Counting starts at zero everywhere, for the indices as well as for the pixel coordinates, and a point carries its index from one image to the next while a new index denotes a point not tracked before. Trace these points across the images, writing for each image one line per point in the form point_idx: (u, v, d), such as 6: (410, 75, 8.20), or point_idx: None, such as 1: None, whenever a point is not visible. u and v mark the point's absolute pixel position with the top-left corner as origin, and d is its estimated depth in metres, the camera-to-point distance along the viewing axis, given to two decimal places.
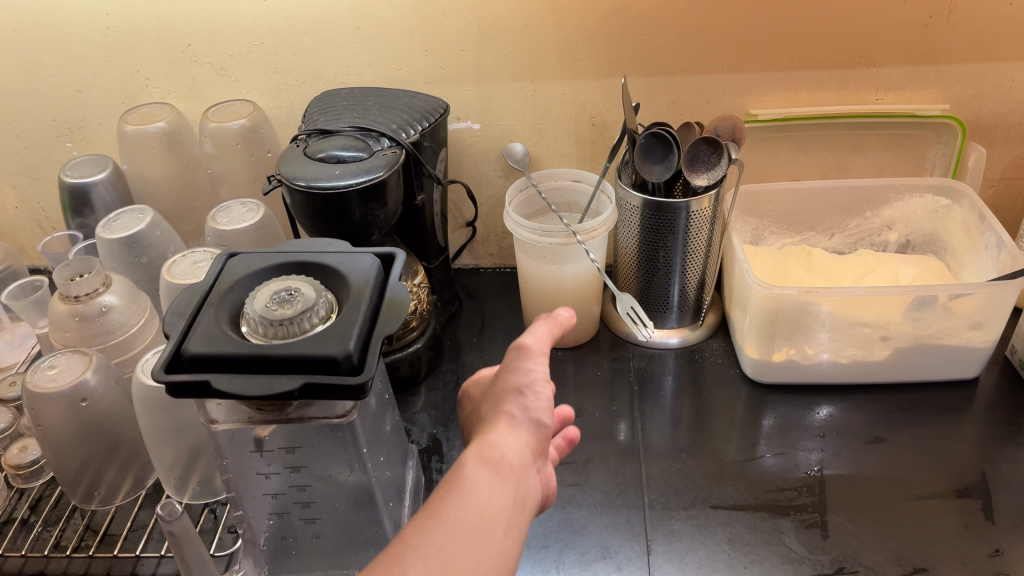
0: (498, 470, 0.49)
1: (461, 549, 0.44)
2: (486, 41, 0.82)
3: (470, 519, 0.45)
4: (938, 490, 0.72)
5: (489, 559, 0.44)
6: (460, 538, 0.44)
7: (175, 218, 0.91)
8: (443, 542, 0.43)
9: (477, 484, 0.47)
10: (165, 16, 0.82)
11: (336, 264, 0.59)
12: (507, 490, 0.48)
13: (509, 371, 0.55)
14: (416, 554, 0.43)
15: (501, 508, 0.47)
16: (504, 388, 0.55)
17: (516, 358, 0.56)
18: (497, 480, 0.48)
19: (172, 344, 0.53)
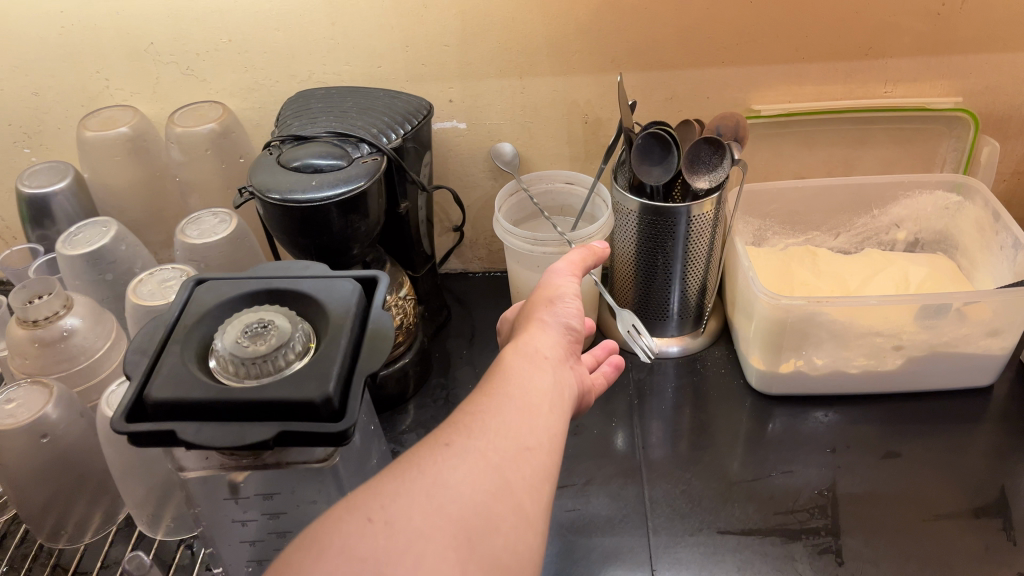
0: (543, 356, 0.53)
1: (516, 412, 0.47)
2: (470, 36, 0.76)
3: (523, 389, 0.49)
4: (956, 509, 0.68)
5: (543, 425, 0.47)
6: (515, 406, 0.47)
7: (143, 228, 0.85)
8: (499, 409, 0.47)
9: (524, 366, 0.51)
10: (124, 13, 0.76)
11: (313, 291, 0.54)
12: (549, 374, 0.51)
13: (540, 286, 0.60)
14: (476, 419, 0.46)
15: (547, 388, 0.50)
16: (536, 300, 0.59)
17: (546, 278, 0.61)
18: (541, 365, 0.52)
19: (133, 389, 0.48)
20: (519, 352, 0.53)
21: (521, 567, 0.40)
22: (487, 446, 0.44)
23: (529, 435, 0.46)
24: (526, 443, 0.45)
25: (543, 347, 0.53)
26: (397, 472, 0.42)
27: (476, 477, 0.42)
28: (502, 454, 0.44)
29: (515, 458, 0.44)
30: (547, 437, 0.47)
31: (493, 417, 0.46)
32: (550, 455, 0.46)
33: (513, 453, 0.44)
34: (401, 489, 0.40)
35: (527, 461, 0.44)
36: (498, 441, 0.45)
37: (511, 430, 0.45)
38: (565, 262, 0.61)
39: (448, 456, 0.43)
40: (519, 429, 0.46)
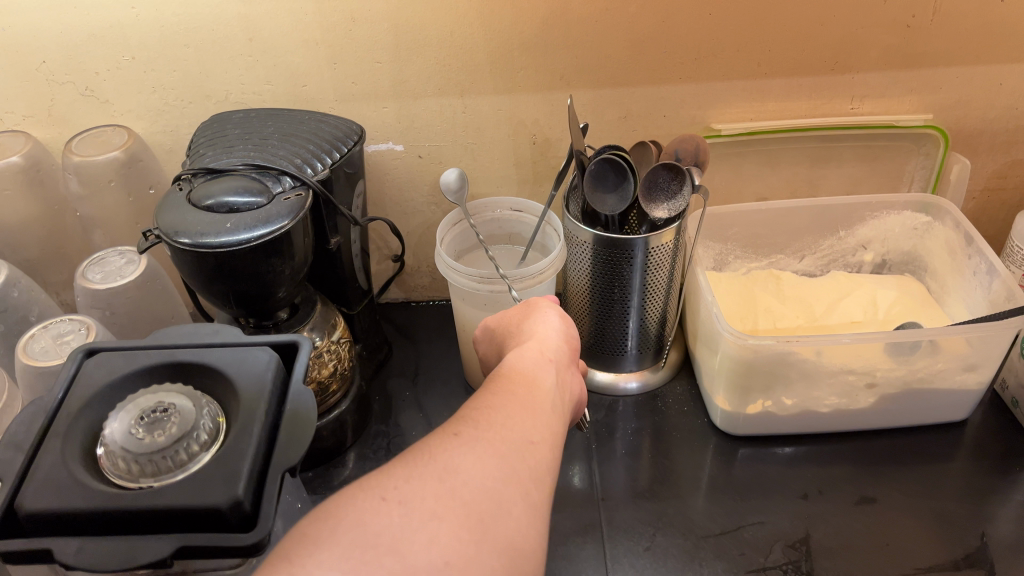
0: (547, 356, 0.52)
1: (524, 404, 0.46)
2: (405, 52, 0.69)
3: (528, 383, 0.49)
4: (937, 560, 0.64)
5: (547, 420, 0.47)
6: (523, 401, 0.47)
7: (43, 266, 0.76)
8: (506, 403, 0.46)
9: (529, 364, 0.51)
10: (9, 28, 0.67)
11: (223, 364, 0.47)
12: (550, 374, 0.51)
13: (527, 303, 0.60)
14: (484, 413, 0.45)
15: (549, 387, 0.49)
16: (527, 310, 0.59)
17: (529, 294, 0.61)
18: (542, 365, 0.51)
19: (2, 497, 0.40)
20: (521, 353, 0.52)
21: (529, 555, 0.39)
22: (495, 433, 0.44)
23: (534, 429, 0.45)
24: (531, 435, 0.44)
25: (547, 348, 0.53)
26: (403, 462, 0.41)
27: (487, 464, 0.41)
28: (509, 444, 0.43)
29: (523, 448, 0.43)
30: (551, 429, 0.46)
31: (502, 406, 0.46)
32: (552, 451, 0.45)
33: (520, 444, 0.43)
34: (409, 478, 0.39)
35: (534, 453, 0.44)
36: (507, 430, 0.44)
37: (518, 424, 0.45)
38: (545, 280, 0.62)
39: (456, 446, 0.42)
40: (526, 422, 0.45)
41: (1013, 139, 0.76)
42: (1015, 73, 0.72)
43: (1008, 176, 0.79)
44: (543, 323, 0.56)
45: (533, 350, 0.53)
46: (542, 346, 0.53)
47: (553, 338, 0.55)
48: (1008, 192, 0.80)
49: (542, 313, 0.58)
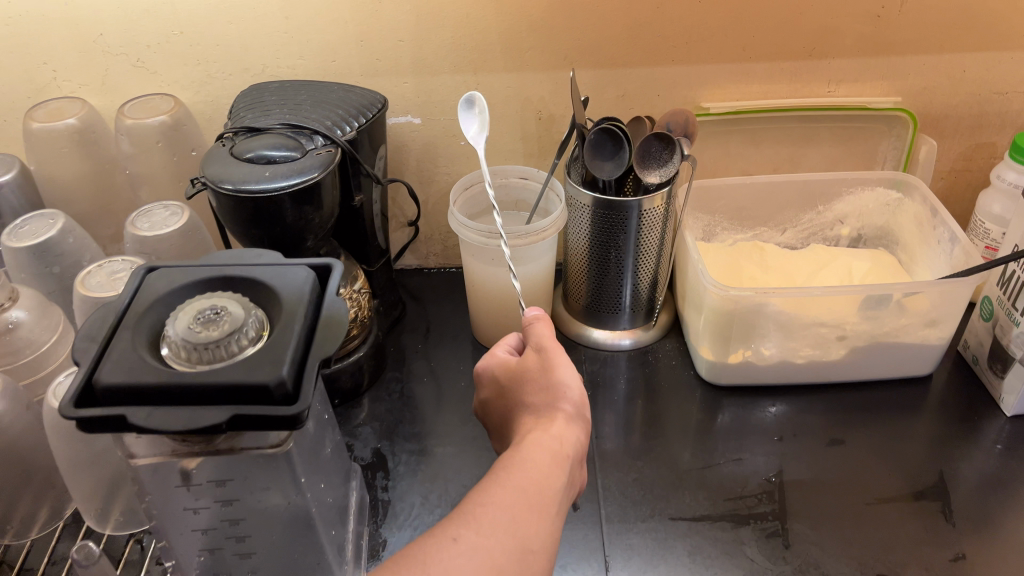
0: (558, 449, 0.53)
1: (525, 507, 0.48)
2: (425, 31, 0.77)
3: (533, 484, 0.50)
4: (896, 493, 0.71)
5: (546, 525, 0.48)
6: (525, 502, 0.49)
7: (92, 222, 0.84)
8: (507, 505, 0.48)
9: (535, 456, 0.52)
10: (73, 3, 0.75)
11: (267, 278, 0.54)
12: (559, 470, 0.52)
13: (539, 369, 0.58)
14: (485, 513, 0.47)
15: (555, 486, 0.50)
16: (538, 378, 0.58)
17: (540, 357, 0.59)
18: (554, 460, 0.52)
19: (82, 373, 0.48)
20: (528, 441, 0.53)
21: None
22: (489, 543, 0.46)
23: (529, 538, 0.47)
24: (526, 547, 0.46)
25: (562, 442, 0.53)
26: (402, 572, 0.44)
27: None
28: (507, 555, 0.45)
29: (515, 562, 0.45)
30: (547, 538, 0.48)
31: (502, 509, 0.48)
32: (546, 559, 0.47)
33: (511, 556, 0.46)
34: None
35: (533, 565, 0.46)
36: (501, 544, 0.46)
37: (518, 530, 0.47)
38: (555, 343, 0.59)
39: (456, 558, 0.44)
40: (528, 529, 0.47)
41: (976, 124, 0.84)
42: (976, 62, 0.79)
43: (973, 158, 0.86)
44: (556, 403, 0.56)
45: (542, 438, 0.53)
46: (548, 430, 0.54)
47: (562, 421, 0.55)
48: (974, 173, 0.87)
49: (553, 385, 0.57)
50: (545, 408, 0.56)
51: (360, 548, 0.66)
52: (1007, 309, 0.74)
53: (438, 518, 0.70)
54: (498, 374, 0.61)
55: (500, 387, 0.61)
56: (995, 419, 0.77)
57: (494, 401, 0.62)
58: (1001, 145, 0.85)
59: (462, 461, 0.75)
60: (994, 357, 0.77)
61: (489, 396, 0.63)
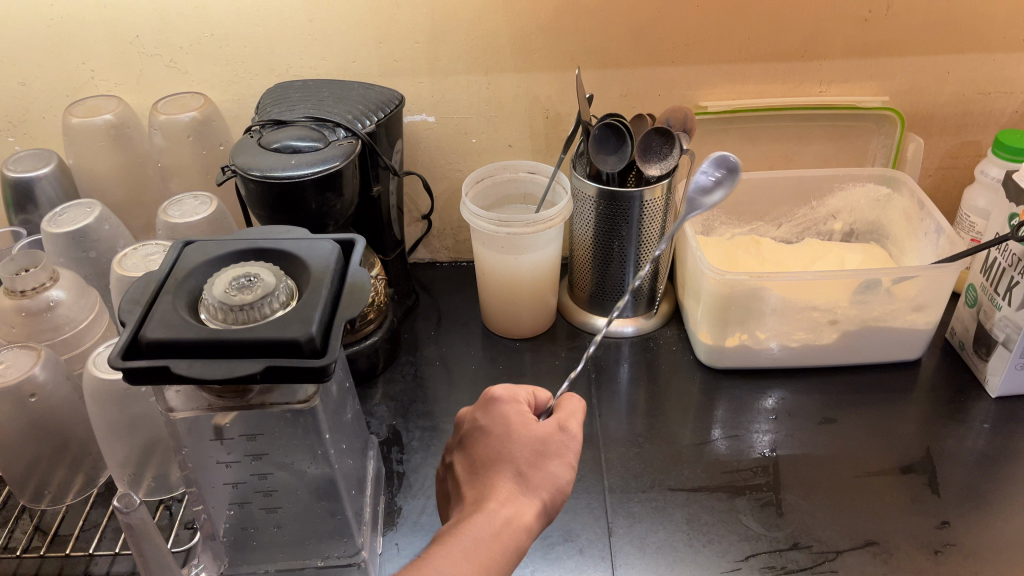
0: (518, 530, 0.53)
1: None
2: (440, 33, 0.82)
3: (482, 563, 0.50)
4: (885, 466, 0.74)
5: None
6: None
7: (123, 213, 0.89)
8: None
9: (500, 538, 0.52)
10: (112, 7, 0.80)
11: (296, 250, 0.59)
12: (511, 553, 0.52)
13: (541, 448, 0.57)
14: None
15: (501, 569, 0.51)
16: (537, 456, 0.57)
17: (551, 436, 0.58)
18: (510, 541, 0.52)
19: (128, 330, 0.52)
20: (498, 516, 0.53)
21: None
22: None
23: None
24: None
25: (525, 524, 0.53)
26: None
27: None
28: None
29: None
30: None
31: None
32: None
33: None
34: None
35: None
36: None
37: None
38: (575, 435, 0.58)
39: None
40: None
41: (960, 123, 0.89)
42: (958, 63, 0.84)
43: (958, 156, 0.92)
44: (542, 491, 0.55)
45: (514, 519, 0.53)
46: (521, 511, 0.54)
47: (539, 507, 0.54)
48: (960, 170, 0.93)
49: (549, 468, 0.56)
50: (527, 486, 0.55)
51: (377, 514, 0.70)
52: (989, 295, 0.78)
53: None
54: (497, 419, 0.59)
55: (492, 429, 0.59)
56: (980, 400, 0.81)
57: (474, 434, 0.60)
58: (985, 144, 0.91)
59: None
60: (978, 341, 0.82)
61: (475, 426, 0.60)
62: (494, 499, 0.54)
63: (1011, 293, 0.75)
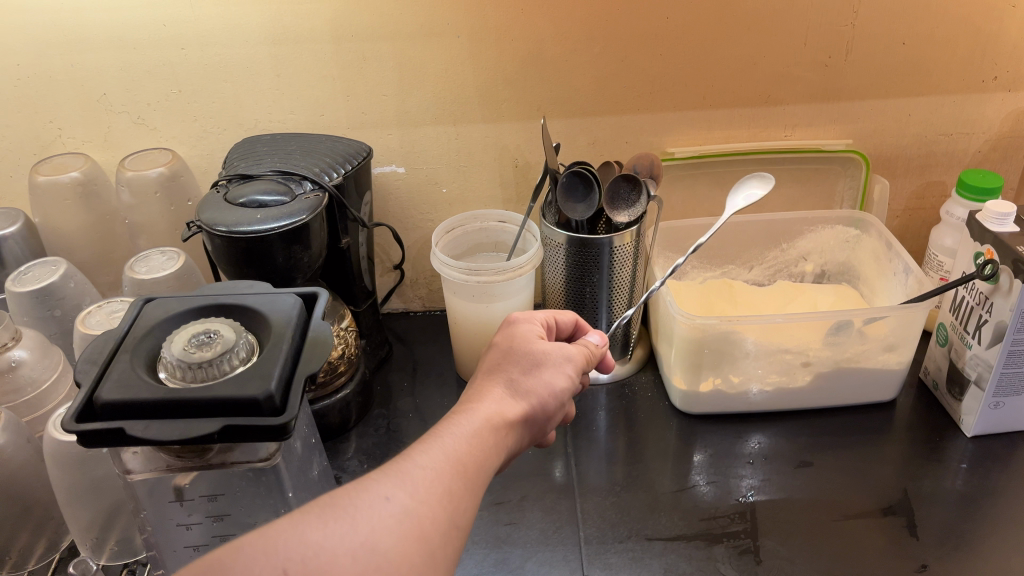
0: (503, 424, 0.54)
1: (458, 481, 0.48)
2: (408, 86, 0.83)
3: (469, 446, 0.50)
4: (864, 510, 0.74)
5: (471, 481, 0.49)
6: (461, 478, 0.48)
7: (91, 270, 0.88)
8: (445, 476, 0.47)
9: (483, 434, 0.52)
10: (79, 67, 0.81)
11: (257, 304, 0.58)
12: (497, 446, 0.52)
13: (541, 358, 0.60)
14: (422, 477, 0.46)
15: (486, 456, 0.51)
16: (533, 365, 0.59)
17: (562, 350, 0.61)
18: (496, 436, 0.53)
19: (83, 392, 0.51)
20: (484, 415, 0.53)
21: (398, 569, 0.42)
22: (412, 477, 0.46)
23: (450, 484, 0.47)
24: (447, 489, 0.47)
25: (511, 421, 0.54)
26: (328, 520, 0.42)
27: (406, 545, 0.43)
28: (434, 526, 0.44)
29: (436, 498, 0.46)
30: (467, 487, 0.48)
31: (433, 452, 0.49)
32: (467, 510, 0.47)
33: (435, 493, 0.46)
34: (323, 543, 0.41)
35: (451, 542, 0.45)
36: (428, 481, 0.46)
37: (450, 506, 0.46)
38: (580, 360, 0.62)
39: (384, 516, 0.43)
40: (456, 498, 0.47)
41: (924, 164, 0.90)
42: (919, 106, 0.86)
43: (924, 197, 0.93)
44: (529, 398, 0.57)
45: (500, 418, 0.54)
46: (504, 408, 0.55)
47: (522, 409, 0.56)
48: (926, 211, 0.94)
49: (539, 377, 0.58)
50: (513, 391, 0.57)
51: None
52: (960, 333, 0.78)
53: None
54: (508, 336, 0.62)
55: (503, 344, 0.61)
56: (957, 439, 0.81)
57: (488, 351, 0.62)
58: (950, 184, 0.92)
59: None
60: (951, 380, 0.82)
61: (490, 345, 0.63)
62: (482, 399, 0.55)
63: (981, 331, 0.75)
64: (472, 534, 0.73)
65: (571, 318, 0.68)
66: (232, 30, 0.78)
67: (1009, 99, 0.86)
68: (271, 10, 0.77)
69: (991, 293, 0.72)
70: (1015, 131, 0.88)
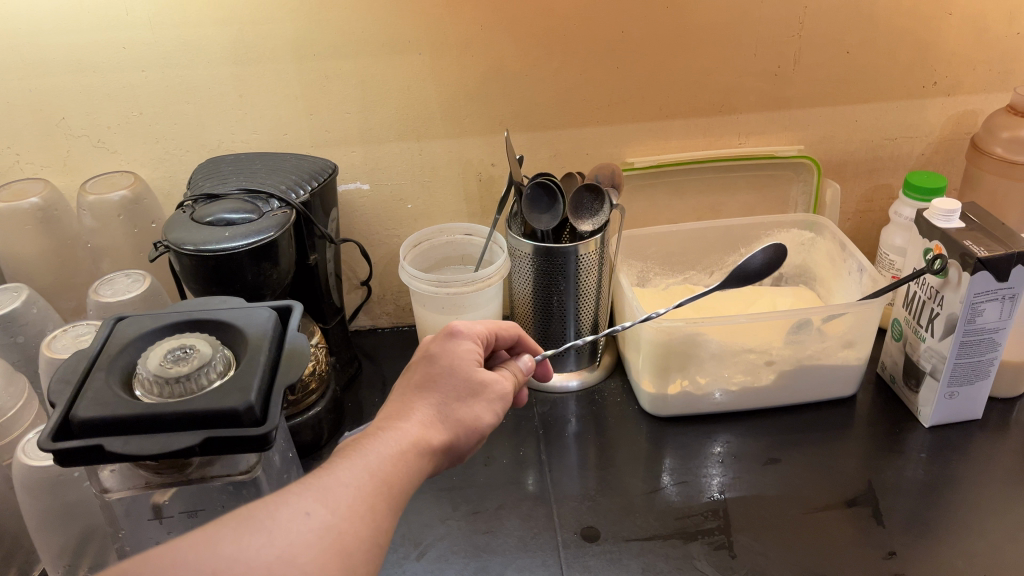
0: (426, 450, 0.53)
1: (379, 498, 0.48)
2: (371, 102, 0.84)
3: (393, 471, 0.50)
4: (830, 502, 0.76)
5: (390, 500, 0.48)
6: (385, 498, 0.48)
7: (52, 296, 0.87)
8: (367, 493, 0.47)
9: (408, 456, 0.52)
10: (37, 91, 0.80)
11: (232, 319, 0.58)
12: (418, 471, 0.52)
13: (480, 393, 0.59)
14: (343, 494, 0.46)
15: (408, 481, 0.50)
16: (470, 392, 0.59)
17: (503, 390, 0.61)
18: (419, 461, 0.52)
19: (59, 411, 0.50)
20: (412, 440, 0.53)
21: None
22: (329, 492, 0.46)
23: (368, 502, 0.47)
24: (365, 506, 0.46)
25: (434, 447, 0.54)
26: (243, 533, 0.42)
27: (325, 559, 0.43)
28: (357, 542, 0.45)
29: (351, 515, 0.45)
30: (385, 508, 0.48)
31: (355, 473, 0.48)
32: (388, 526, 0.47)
33: (354, 511, 0.46)
34: (238, 556, 0.41)
35: (372, 559, 0.45)
36: (346, 498, 0.46)
37: (372, 523, 0.46)
38: (510, 398, 0.61)
39: (303, 531, 0.43)
40: (377, 517, 0.47)
41: (872, 168, 0.94)
42: (865, 111, 0.90)
43: (873, 200, 0.97)
44: (459, 431, 0.56)
45: (425, 444, 0.53)
46: (431, 434, 0.54)
47: (447, 435, 0.55)
48: (875, 213, 0.98)
49: (473, 410, 0.58)
50: (444, 419, 0.56)
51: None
52: (913, 328, 0.81)
53: (402, 554, 0.72)
54: (448, 350, 0.60)
55: (440, 357, 0.60)
56: (916, 430, 0.84)
57: (423, 359, 0.61)
58: (896, 186, 0.96)
59: (423, 501, 0.78)
60: (907, 373, 0.84)
61: (425, 354, 0.61)
62: (409, 422, 0.55)
63: (933, 324, 0.78)
64: (450, 545, 0.73)
65: (513, 334, 0.66)
66: (193, 52, 0.79)
67: (949, 103, 0.90)
68: (233, 31, 0.78)
69: (941, 287, 0.75)
70: (956, 133, 0.92)
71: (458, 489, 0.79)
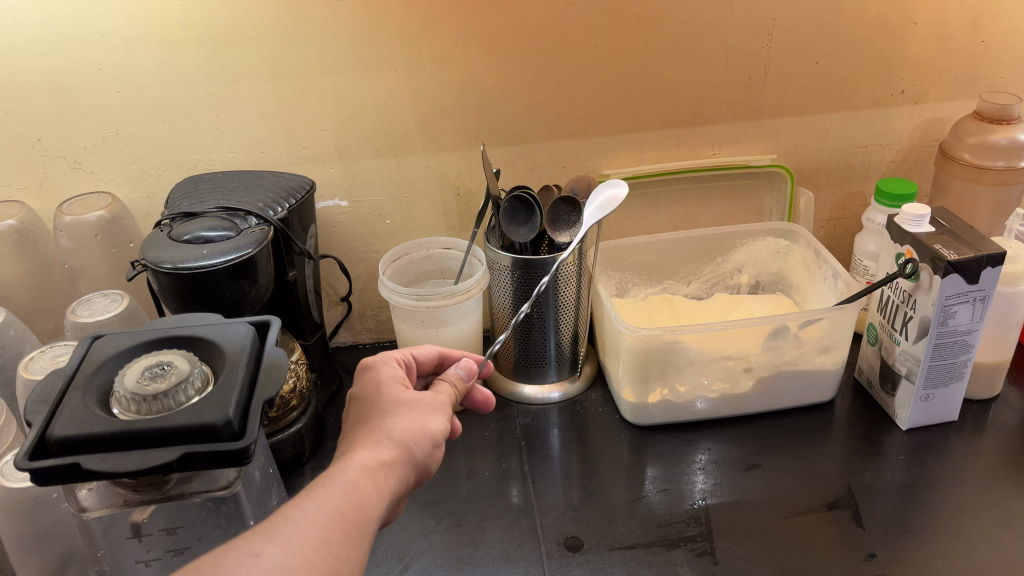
0: (380, 470, 0.53)
1: (335, 529, 0.48)
2: (347, 119, 0.84)
3: (346, 500, 0.49)
4: (810, 506, 0.76)
5: (348, 528, 0.48)
6: (340, 527, 0.48)
7: (29, 318, 0.87)
8: (320, 526, 0.47)
9: (359, 480, 0.51)
10: (12, 114, 0.80)
11: (209, 334, 0.58)
12: (375, 492, 0.51)
13: (411, 403, 0.59)
14: (296, 530, 0.46)
15: (364, 503, 0.50)
16: (406, 406, 0.59)
17: (433, 397, 0.61)
18: (374, 482, 0.52)
19: (35, 430, 0.50)
20: (360, 465, 0.52)
21: None
22: (279, 532, 0.46)
23: (323, 535, 0.47)
24: (321, 541, 0.46)
25: (387, 466, 0.53)
26: None
27: None
28: None
29: (307, 552, 0.46)
30: (343, 539, 0.47)
31: (305, 509, 0.48)
32: (348, 555, 0.47)
33: (308, 547, 0.46)
34: None
35: None
36: (300, 535, 0.46)
37: (328, 555, 0.46)
38: (445, 403, 0.61)
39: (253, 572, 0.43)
40: (335, 548, 0.47)
41: (843, 176, 0.95)
42: (835, 120, 0.91)
43: (846, 207, 0.98)
44: (408, 441, 0.56)
45: (375, 464, 0.53)
46: (380, 454, 0.54)
47: (397, 450, 0.55)
48: (849, 220, 0.99)
49: (414, 420, 0.58)
50: (390, 435, 0.56)
51: None
52: (888, 331, 0.83)
53: (386, 569, 0.72)
54: (369, 382, 0.61)
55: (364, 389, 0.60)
56: (894, 433, 0.85)
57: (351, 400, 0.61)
58: (868, 193, 0.97)
59: (405, 515, 0.78)
60: (884, 377, 0.86)
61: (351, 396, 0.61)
62: (356, 450, 0.54)
63: (907, 328, 0.79)
64: (433, 558, 0.73)
65: (431, 351, 0.69)
66: (169, 71, 0.79)
67: (916, 111, 0.92)
68: (209, 51, 0.78)
69: (913, 291, 0.77)
70: (924, 140, 0.94)
71: (441, 502, 0.79)
